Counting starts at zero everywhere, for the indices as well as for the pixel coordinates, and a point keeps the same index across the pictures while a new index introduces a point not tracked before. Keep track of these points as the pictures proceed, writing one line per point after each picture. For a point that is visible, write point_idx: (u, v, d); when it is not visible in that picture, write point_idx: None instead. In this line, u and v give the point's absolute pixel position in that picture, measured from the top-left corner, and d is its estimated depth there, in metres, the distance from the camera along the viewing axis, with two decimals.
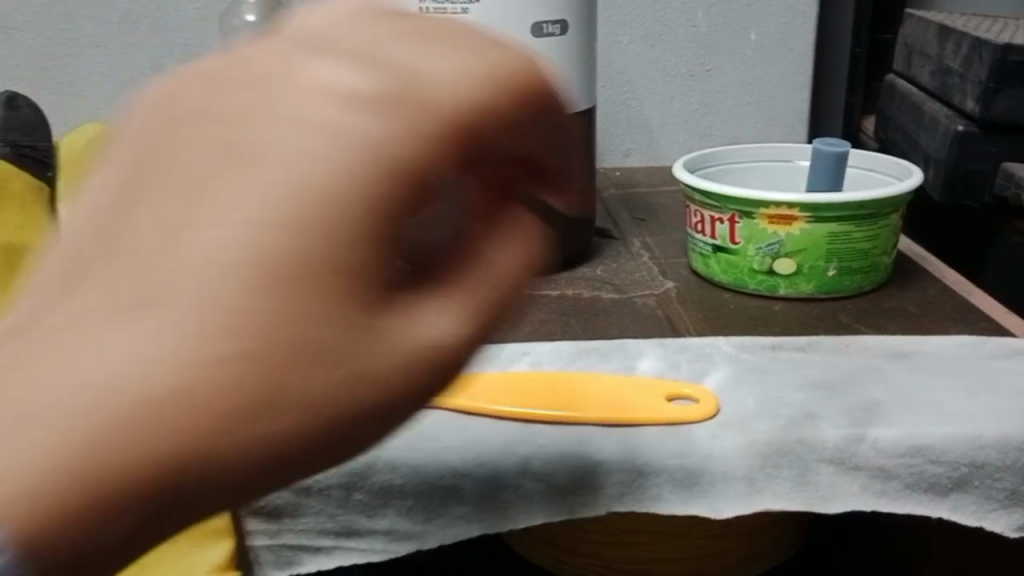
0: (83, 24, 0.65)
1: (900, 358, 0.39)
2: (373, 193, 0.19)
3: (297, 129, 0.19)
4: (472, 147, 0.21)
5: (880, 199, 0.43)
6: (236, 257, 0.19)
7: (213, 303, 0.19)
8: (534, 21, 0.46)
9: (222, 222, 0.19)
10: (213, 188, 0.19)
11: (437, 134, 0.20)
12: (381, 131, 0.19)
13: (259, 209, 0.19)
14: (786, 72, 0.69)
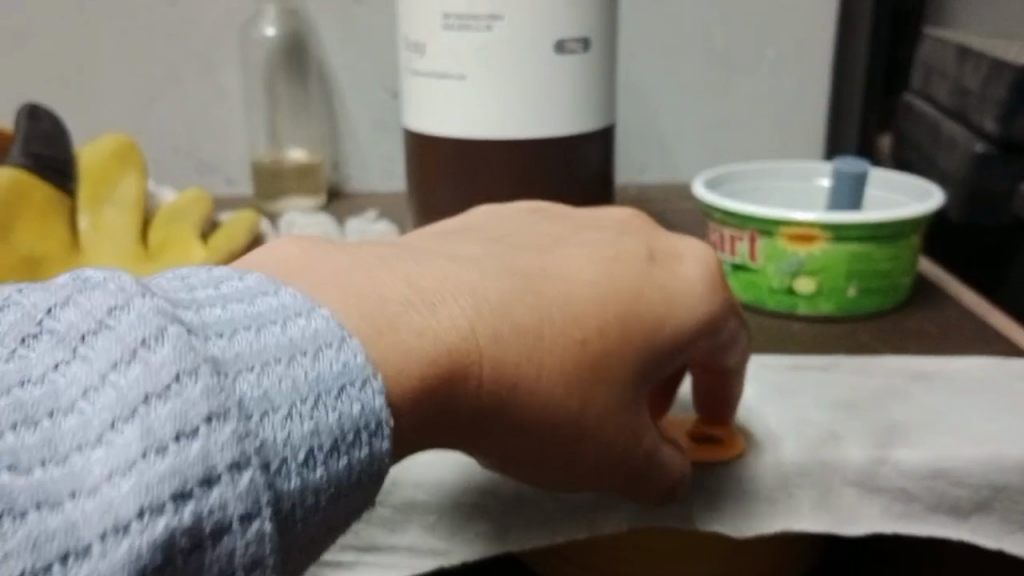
0: (104, 35, 0.66)
1: (921, 379, 0.39)
2: (633, 358, 0.31)
3: (617, 278, 0.31)
4: (695, 322, 0.32)
5: (901, 220, 0.43)
6: (534, 325, 0.29)
7: (500, 349, 0.28)
8: (556, 39, 0.46)
9: (534, 317, 0.29)
10: (555, 298, 0.30)
11: (686, 319, 0.32)
12: (647, 319, 0.31)
13: (564, 320, 0.29)
14: (802, 89, 0.70)
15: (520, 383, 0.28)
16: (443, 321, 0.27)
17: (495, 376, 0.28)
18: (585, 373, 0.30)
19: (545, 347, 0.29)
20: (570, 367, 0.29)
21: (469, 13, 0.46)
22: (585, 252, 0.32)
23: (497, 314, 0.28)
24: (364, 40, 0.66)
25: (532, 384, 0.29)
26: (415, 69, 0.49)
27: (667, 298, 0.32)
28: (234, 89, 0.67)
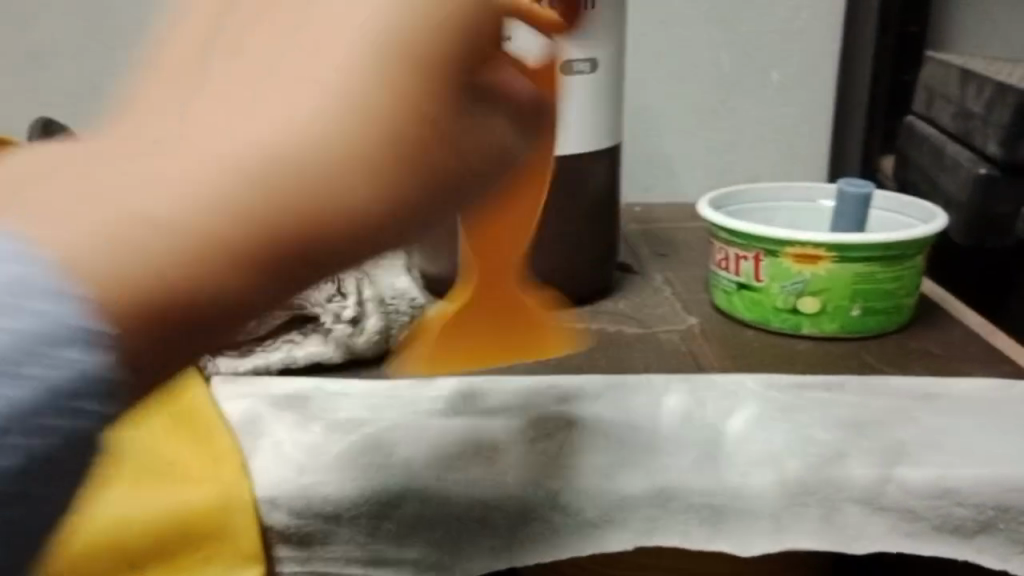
0: None
1: (926, 400, 0.39)
2: (373, 159, 0.22)
3: (303, 87, 0.21)
4: (433, 104, 0.23)
5: (904, 240, 0.44)
6: (282, 182, 0.21)
7: (267, 214, 0.21)
8: (564, 60, 0.47)
9: (282, 171, 0.21)
10: (266, 148, 0.21)
11: (411, 109, 0.22)
12: (370, 119, 0.22)
13: (285, 165, 0.21)
14: (807, 111, 0.70)
15: (272, 240, 0.21)
16: (156, 220, 0.20)
17: (255, 237, 0.21)
18: (348, 212, 0.22)
19: (267, 189, 0.21)
20: (314, 212, 0.22)
21: None
22: (217, 69, 0.22)
23: (243, 163, 0.21)
24: None
25: (290, 258, 0.22)
26: None
27: (392, 73, 0.22)
28: None
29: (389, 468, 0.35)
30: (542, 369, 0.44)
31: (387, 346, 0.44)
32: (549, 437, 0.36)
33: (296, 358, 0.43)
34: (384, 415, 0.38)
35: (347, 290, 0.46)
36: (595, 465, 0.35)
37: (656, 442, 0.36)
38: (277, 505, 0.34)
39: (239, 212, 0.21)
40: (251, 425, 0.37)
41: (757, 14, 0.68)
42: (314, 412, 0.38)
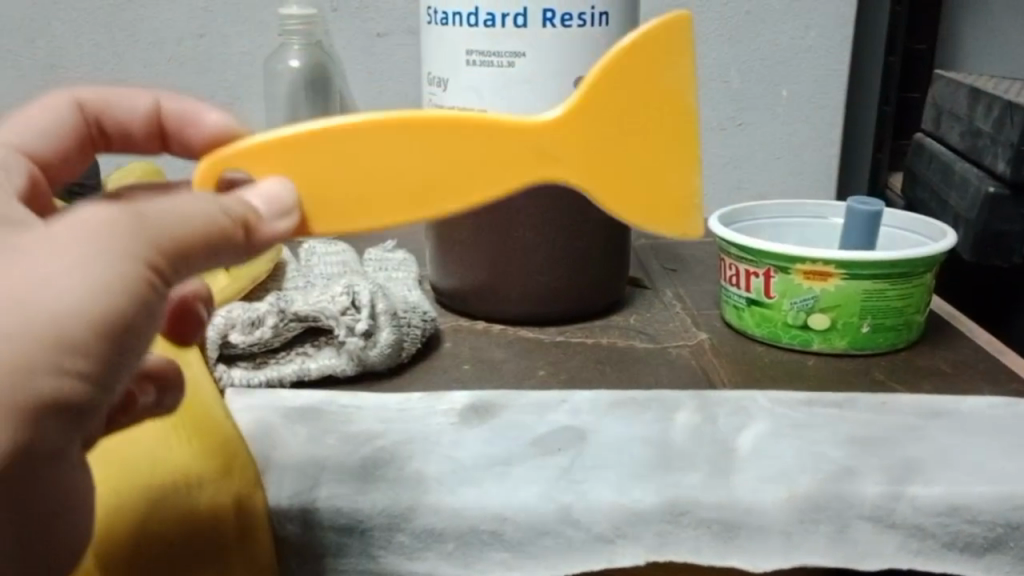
0: (130, 66, 0.69)
1: (935, 417, 0.39)
2: (134, 287, 0.24)
3: (49, 243, 0.23)
4: (188, 233, 0.25)
5: (914, 258, 0.44)
6: (31, 316, 0.22)
7: (28, 340, 0.22)
8: (577, 76, 0.47)
9: (28, 305, 0.22)
10: (18, 289, 0.22)
11: (143, 239, 0.24)
12: (121, 257, 0.23)
13: (53, 299, 0.22)
14: (817, 127, 0.71)
15: (60, 371, 0.23)
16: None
17: (44, 365, 0.22)
18: (122, 325, 0.23)
19: (41, 313, 0.22)
20: (97, 322, 0.23)
21: (493, 51, 0.47)
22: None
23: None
24: (385, 74, 0.68)
25: (86, 384, 0.23)
26: (438, 103, 0.50)
27: (123, 229, 0.24)
28: (257, 119, 0.70)
29: (403, 483, 0.35)
30: (552, 385, 0.44)
31: (400, 359, 0.45)
32: (562, 451, 0.37)
33: (309, 370, 0.43)
34: (396, 428, 0.38)
35: (360, 300, 0.44)
36: (607, 480, 0.35)
37: (667, 459, 0.36)
38: (290, 517, 0.34)
39: (56, 345, 0.22)
40: (265, 437, 0.38)
41: (768, 32, 0.68)
42: (327, 424, 0.39)
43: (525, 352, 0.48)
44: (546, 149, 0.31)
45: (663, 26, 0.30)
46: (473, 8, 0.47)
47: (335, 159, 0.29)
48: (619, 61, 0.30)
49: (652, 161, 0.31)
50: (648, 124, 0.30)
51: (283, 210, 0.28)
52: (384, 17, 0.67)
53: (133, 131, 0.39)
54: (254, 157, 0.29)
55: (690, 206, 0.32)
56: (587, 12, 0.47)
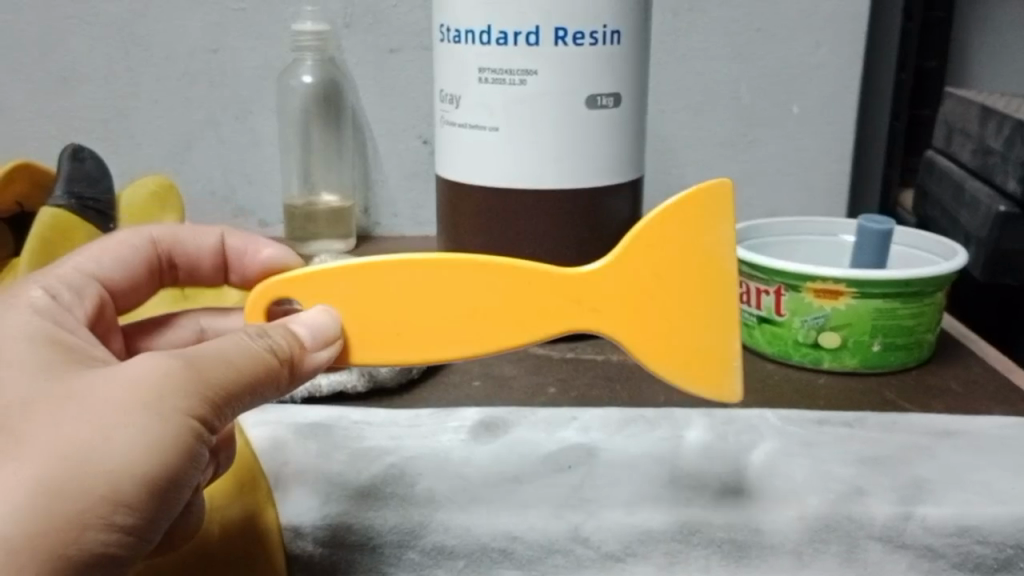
0: (143, 79, 0.69)
1: (946, 437, 0.39)
2: (181, 442, 0.28)
3: (108, 402, 0.27)
4: (229, 383, 0.29)
5: (926, 277, 0.44)
6: (93, 476, 0.26)
7: (88, 499, 0.26)
8: (589, 94, 0.48)
9: (93, 466, 0.27)
10: (93, 443, 0.27)
11: (192, 395, 0.28)
12: (173, 418, 0.28)
13: (113, 459, 0.27)
14: (827, 145, 0.70)
15: (112, 526, 0.27)
16: (18, 518, 0.26)
17: (100, 519, 0.27)
18: (167, 477, 0.28)
19: (104, 473, 0.27)
20: (146, 480, 0.27)
21: (505, 68, 0.47)
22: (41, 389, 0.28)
23: (53, 466, 0.26)
24: (397, 89, 0.69)
25: (134, 530, 0.28)
26: (449, 120, 0.50)
27: (176, 387, 0.28)
28: (269, 133, 0.71)
29: (413, 500, 0.35)
30: (562, 401, 0.44)
31: (410, 374, 0.45)
32: (572, 469, 0.37)
33: (320, 386, 0.43)
34: (407, 444, 0.39)
35: None
36: (617, 499, 0.35)
37: (677, 478, 0.36)
38: (301, 534, 0.34)
39: (118, 480, 0.27)
40: (275, 452, 0.38)
41: (780, 48, 0.68)
42: (338, 440, 0.39)
43: (535, 368, 0.48)
44: (579, 299, 0.34)
45: (704, 195, 0.32)
46: (485, 26, 0.47)
47: (380, 295, 0.34)
48: (658, 223, 0.33)
49: (685, 319, 0.33)
50: (681, 286, 0.33)
51: (324, 340, 0.33)
52: (396, 33, 0.67)
53: (198, 263, 0.44)
54: (311, 288, 0.34)
55: (729, 368, 0.33)
56: (599, 31, 0.47)
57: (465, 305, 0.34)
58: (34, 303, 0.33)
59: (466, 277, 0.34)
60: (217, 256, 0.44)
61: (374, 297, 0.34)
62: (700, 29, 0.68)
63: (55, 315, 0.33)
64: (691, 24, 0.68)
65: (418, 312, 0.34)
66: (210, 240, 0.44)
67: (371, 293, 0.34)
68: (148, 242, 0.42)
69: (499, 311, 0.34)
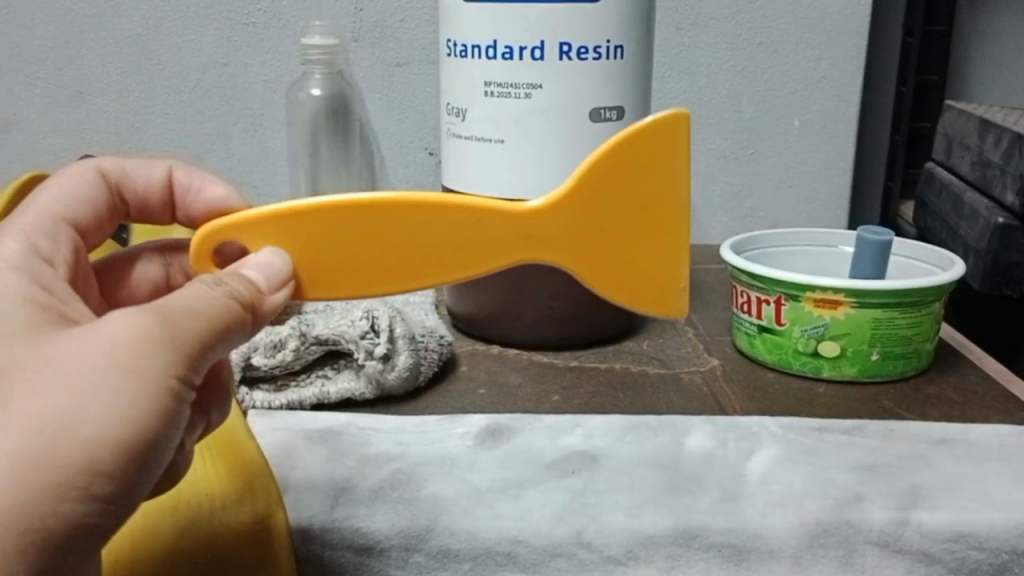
0: (155, 92, 0.70)
1: (944, 445, 0.40)
2: (155, 403, 0.28)
3: (81, 365, 0.27)
4: (200, 335, 0.29)
5: (923, 287, 0.45)
6: (71, 444, 0.26)
7: (65, 467, 0.26)
8: (592, 107, 0.48)
9: (69, 435, 0.26)
10: (64, 418, 0.26)
11: (165, 353, 0.28)
12: (148, 379, 0.27)
13: (89, 425, 0.26)
14: (830, 158, 0.72)
15: (89, 496, 0.27)
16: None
17: (78, 486, 0.26)
18: (145, 441, 0.27)
19: (78, 440, 0.26)
20: (123, 446, 0.27)
21: (510, 82, 0.48)
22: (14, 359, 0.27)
23: (29, 436, 0.26)
24: (404, 102, 0.70)
25: (111, 498, 0.27)
26: (455, 133, 0.51)
27: (149, 345, 0.28)
28: (278, 145, 0.72)
29: (420, 505, 0.36)
30: (566, 409, 0.45)
31: (417, 382, 0.46)
32: (575, 475, 0.37)
33: (329, 394, 0.44)
34: (413, 450, 0.39)
35: (379, 325, 0.45)
36: (620, 504, 0.36)
37: (679, 484, 0.37)
38: (310, 536, 0.35)
39: (91, 453, 0.26)
40: (284, 457, 0.39)
41: (781, 62, 0.69)
42: (346, 446, 0.40)
43: (539, 377, 0.49)
44: (531, 234, 0.35)
45: (662, 123, 0.34)
46: (491, 41, 0.48)
47: (330, 235, 0.34)
48: (613, 156, 0.34)
49: (640, 250, 0.35)
50: (637, 217, 0.35)
51: (278, 282, 0.33)
52: (403, 47, 0.69)
53: (148, 200, 0.42)
54: (252, 230, 0.34)
55: (677, 289, 0.36)
56: (602, 46, 0.48)
57: (419, 246, 0.34)
58: (8, 259, 0.33)
59: (420, 215, 0.34)
60: (167, 190, 0.42)
61: (325, 238, 0.34)
62: (702, 44, 0.69)
63: (31, 271, 0.33)
64: (694, 39, 0.69)
65: (370, 252, 0.34)
66: (159, 174, 0.42)
67: (322, 234, 0.34)
68: (96, 176, 0.40)
69: (451, 251, 0.35)
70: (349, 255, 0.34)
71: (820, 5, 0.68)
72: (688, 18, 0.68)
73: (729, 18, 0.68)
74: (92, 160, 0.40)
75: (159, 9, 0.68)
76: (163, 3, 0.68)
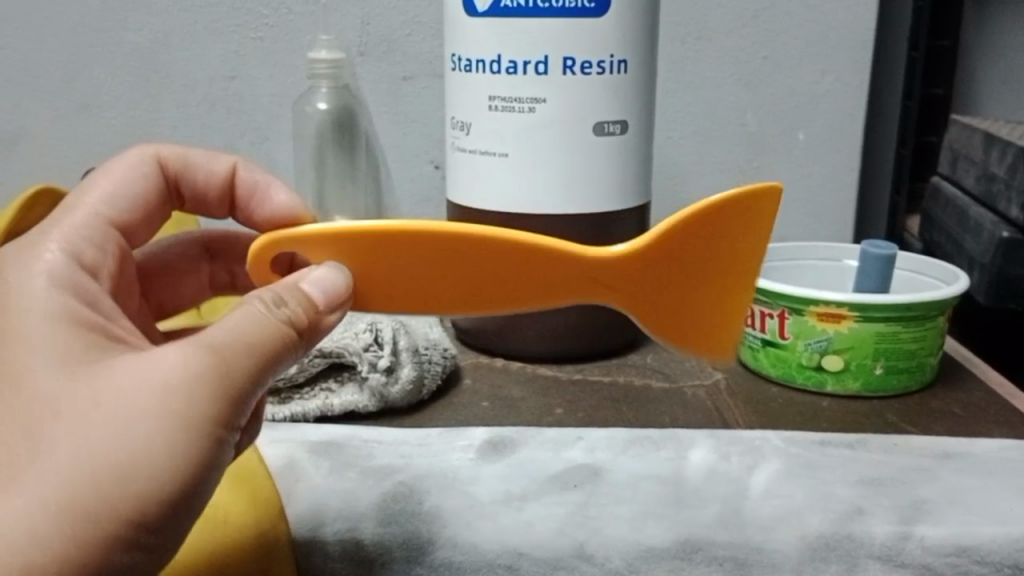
0: (162, 105, 0.71)
1: (947, 459, 0.40)
2: (205, 448, 0.29)
3: (133, 406, 0.28)
4: (251, 374, 0.30)
5: (926, 301, 0.45)
6: (124, 489, 0.27)
7: (112, 518, 0.27)
8: (595, 121, 0.49)
9: (121, 480, 0.27)
10: (114, 469, 0.27)
11: (218, 394, 0.29)
12: (195, 429, 0.28)
13: (140, 470, 0.27)
14: (836, 171, 0.72)
15: (133, 542, 0.28)
16: (44, 539, 0.27)
17: (126, 530, 0.27)
18: (190, 488, 0.28)
19: (128, 485, 0.27)
20: (167, 496, 0.28)
21: (514, 96, 0.48)
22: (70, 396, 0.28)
23: (80, 478, 0.27)
24: (410, 116, 0.71)
25: (155, 544, 0.28)
26: (459, 146, 0.51)
27: (201, 387, 0.29)
28: (285, 158, 0.73)
29: (422, 517, 0.36)
30: (569, 423, 0.45)
31: (420, 395, 0.46)
32: (577, 488, 0.37)
33: (332, 406, 0.44)
34: (415, 463, 0.39)
35: (383, 337, 0.46)
36: (621, 518, 0.36)
37: (681, 498, 0.37)
38: (313, 550, 0.35)
39: (137, 505, 0.27)
40: (288, 470, 0.39)
41: (786, 75, 0.70)
42: (349, 458, 0.40)
43: (542, 390, 0.49)
44: (599, 281, 0.35)
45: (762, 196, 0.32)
46: (495, 56, 0.48)
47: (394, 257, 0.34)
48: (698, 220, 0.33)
49: (711, 304, 0.34)
50: (705, 275, 0.34)
51: (338, 300, 0.33)
52: (410, 60, 0.70)
53: (205, 192, 0.42)
54: (319, 241, 0.34)
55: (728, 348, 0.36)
56: (606, 60, 0.48)
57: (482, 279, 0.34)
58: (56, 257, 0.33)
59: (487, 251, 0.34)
60: (227, 186, 0.43)
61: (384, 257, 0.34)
62: (708, 58, 0.70)
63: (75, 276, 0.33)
64: (700, 53, 0.70)
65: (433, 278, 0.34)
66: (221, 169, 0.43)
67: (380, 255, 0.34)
68: (156, 165, 0.40)
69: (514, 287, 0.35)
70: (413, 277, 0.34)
71: (826, 19, 0.68)
72: (693, 32, 0.69)
73: (734, 32, 0.69)
74: (153, 147, 0.40)
75: (167, 22, 0.69)
76: (170, 17, 0.69)
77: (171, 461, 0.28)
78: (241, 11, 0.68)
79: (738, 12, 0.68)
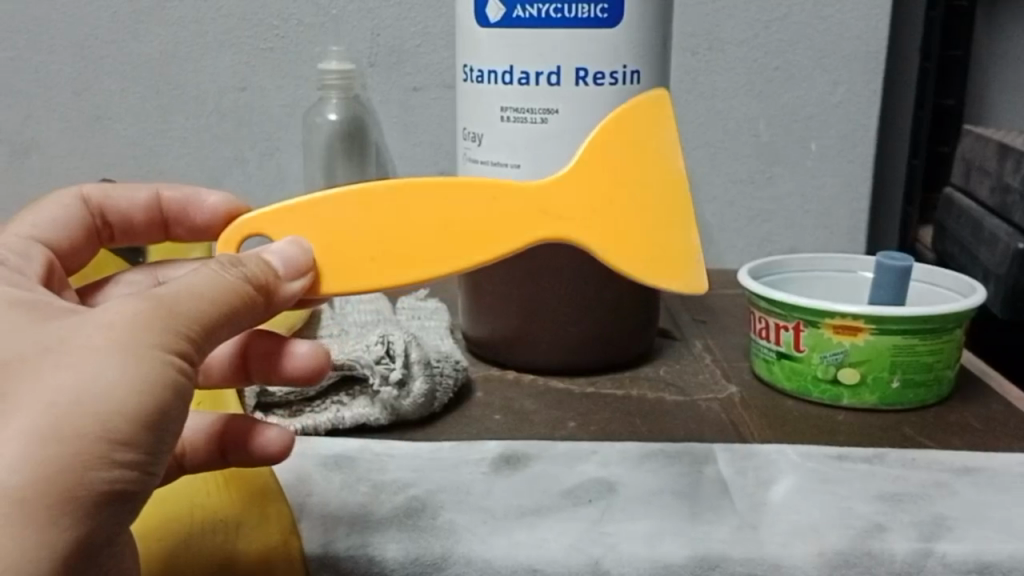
0: (174, 117, 0.73)
1: (966, 474, 0.39)
2: (162, 376, 0.27)
3: (86, 344, 0.27)
4: (203, 318, 0.29)
5: (943, 313, 0.44)
6: (85, 418, 0.26)
7: (84, 441, 0.26)
8: None
9: (82, 409, 0.26)
10: (81, 393, 0.26)
11: (171, 329, 0.28)
12: (151, 357, 0.27)
13: (101, 399, 0.26)
14: (846, 182, 0.73)
15: (112, 464, 0.26)
16: (16, 464, 0.25)
17: (98, 463, 0.26)
18: (153, 413, 0.27)
19: (94, 420, 0.26)
20: (135, 418, 0.27)
21: (527, 107, 0.48)
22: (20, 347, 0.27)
23: (39, 412, 0.25)
24: (420, 127, 0.72)
25: (135, 469, 0.27)
26: (471, 157, 0.51)
27: (151, 323, 0.28)
28: (294, 170, 0.74)
29: (435, 532, 0.35)
30: (583, 436, 0.44)
31: (432, 408, 0.46)
32: (591, 503, 0.37)
33: (343, 419, 0.44)
34: (428, 477, 0.39)
35: (395, 349, 0.45)
36: (637, 534, 0.35)
37: (697, 513, 0.36)
38: (325, 566, 0.34)
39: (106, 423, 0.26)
40: (299, 484, 0.38)
41: (797, 87, 0.71)
42: (361, 472, 0.39)
43: (555, 403, 0.48)
44: (547, 209, 0.36)
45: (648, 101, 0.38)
46: (508, 67, 0.48)
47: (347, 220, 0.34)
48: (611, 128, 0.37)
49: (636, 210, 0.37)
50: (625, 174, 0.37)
51: (295, 270, 0.33)
52: (420, 72, 0.71)
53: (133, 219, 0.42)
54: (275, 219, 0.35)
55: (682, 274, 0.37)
56: (619, 71, 0.48)
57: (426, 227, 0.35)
58: None
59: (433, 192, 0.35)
60: (153, 208, 0.42)
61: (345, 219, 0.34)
62: (718, 69, 0.70)
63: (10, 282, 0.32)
64: (711, 64, 0.70)
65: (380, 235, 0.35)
66: (144, 194, 0.42)
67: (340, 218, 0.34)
68: (80, 203, 0.41)
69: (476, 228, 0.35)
70: (354, 245, 0.34)
71: (838, 30, 0.69)
72: (704, 43, 0.70)
73: (745, 43, 0.70)
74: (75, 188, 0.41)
75: (179, 34, 0.70)
76: (182, 30, 0.70)
77: (142, 390, 0.27)
78: (251, 23, 0.70)
79: (748, 23, 0.69)
